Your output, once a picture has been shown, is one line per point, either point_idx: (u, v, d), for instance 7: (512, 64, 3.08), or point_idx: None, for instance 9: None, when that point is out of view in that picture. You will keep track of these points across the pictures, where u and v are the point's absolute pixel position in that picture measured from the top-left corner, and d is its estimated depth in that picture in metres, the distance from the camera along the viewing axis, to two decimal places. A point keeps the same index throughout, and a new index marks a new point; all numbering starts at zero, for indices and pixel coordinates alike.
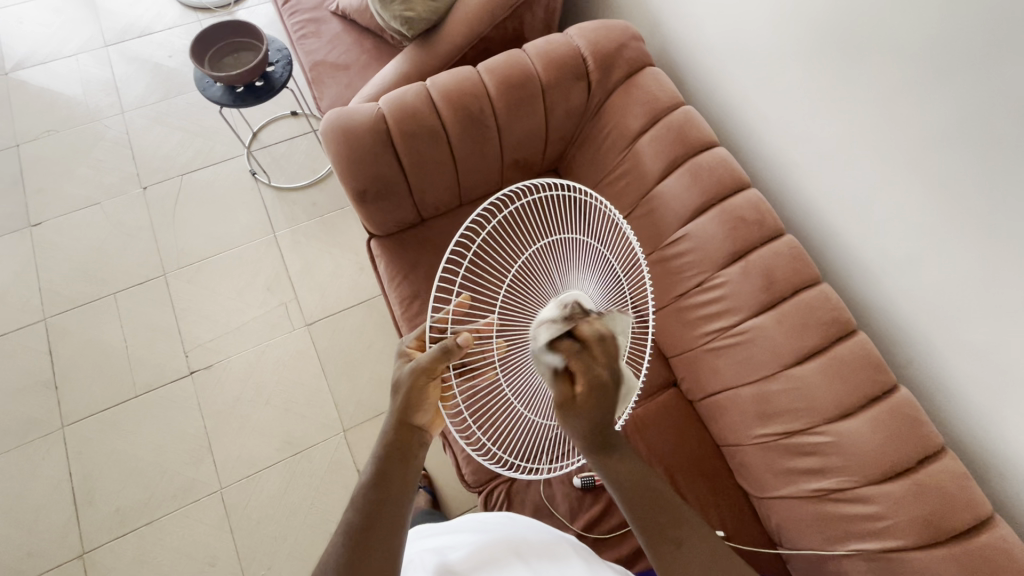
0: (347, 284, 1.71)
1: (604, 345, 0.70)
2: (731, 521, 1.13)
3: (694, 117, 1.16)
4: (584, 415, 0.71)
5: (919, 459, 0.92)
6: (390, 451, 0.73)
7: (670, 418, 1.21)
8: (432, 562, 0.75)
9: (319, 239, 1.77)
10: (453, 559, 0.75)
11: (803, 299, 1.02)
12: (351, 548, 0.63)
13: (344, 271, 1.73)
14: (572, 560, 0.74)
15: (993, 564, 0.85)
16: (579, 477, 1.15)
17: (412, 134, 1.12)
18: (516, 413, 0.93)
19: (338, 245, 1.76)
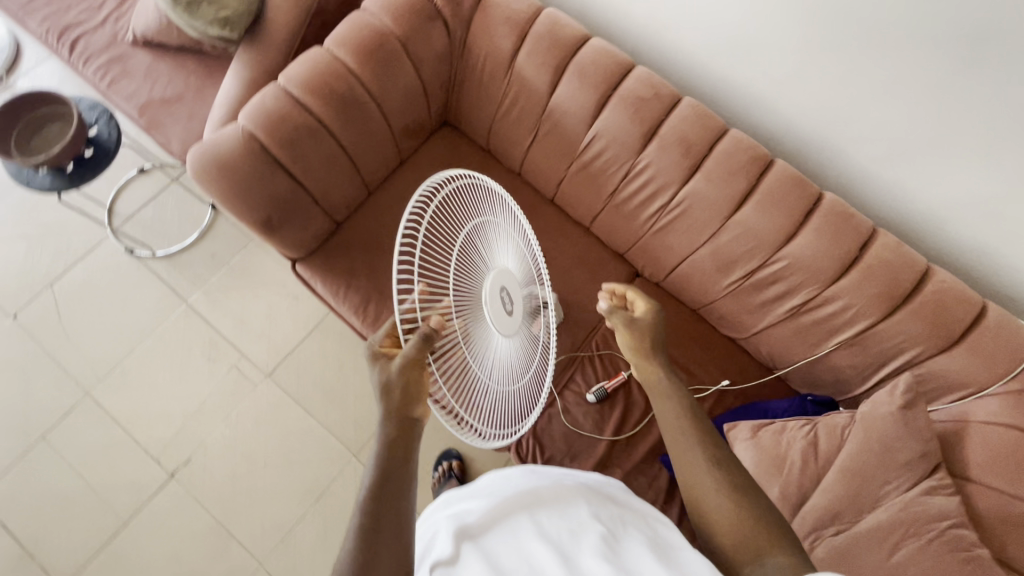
0: (289, 319, 1.61)
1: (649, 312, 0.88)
2: (731, 367, 1.24)
3: (559, 16, 1.13)
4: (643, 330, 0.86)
5: (861, 247, 1.02)
6: (392, 449, 0.72)
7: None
8: (443, 523, 0.70)
9: (237, 288, 1.63)
10: (468, 518, 0.69)
11: (720, 151, 1.06)
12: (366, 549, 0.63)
13: (279, 307, 1.62)
14: (591, 524, 0.64)
15: (945, 305, 0.98)
16: (591, 393, 1.20)
17: (293, 139, 1.02)
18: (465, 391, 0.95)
19: (260, 285, 1.64)
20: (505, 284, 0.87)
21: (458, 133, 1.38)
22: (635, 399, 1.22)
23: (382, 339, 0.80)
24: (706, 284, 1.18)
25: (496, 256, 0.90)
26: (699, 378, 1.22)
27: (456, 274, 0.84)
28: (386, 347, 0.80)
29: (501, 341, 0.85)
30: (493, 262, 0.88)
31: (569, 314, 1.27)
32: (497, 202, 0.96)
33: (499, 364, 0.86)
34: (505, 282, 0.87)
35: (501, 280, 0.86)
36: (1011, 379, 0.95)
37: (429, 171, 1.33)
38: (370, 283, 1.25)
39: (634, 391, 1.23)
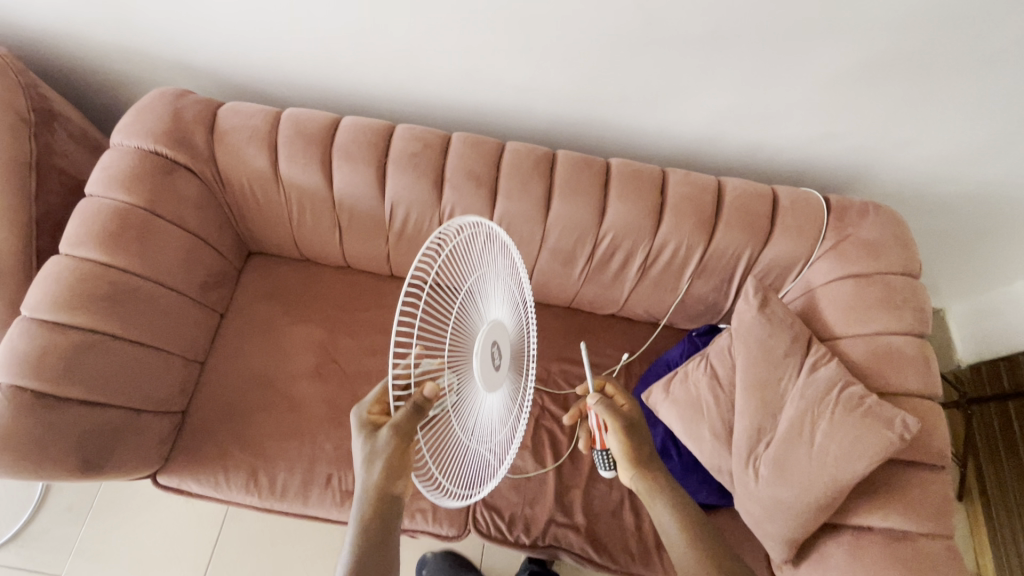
0: (190, 540, 1.34)
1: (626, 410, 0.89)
2: (623, 339, 1.29)
3: (298, 114, 1.09)
4: (634, 425, 0.86)
5: (660, 192, 1.10)
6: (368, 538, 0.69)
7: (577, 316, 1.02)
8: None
9: (111, 542, 1.33)
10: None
11: (507, 168, 1.09)
12: None
13: (174, 531, 1.35)
14: None
15: (747, 206, 1.09)
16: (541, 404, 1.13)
17: (70, 371, 0.88)
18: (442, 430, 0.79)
19: (139, 522, 1.35)
20: (496, 337, 0.72)
21: (267, 256, 1.29)
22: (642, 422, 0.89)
23: (371, 406, 0.74)
24: (561, 282, 1.21)
25: (489, 306, 0.76)
26: (603, 364, 1.26)
27: (450, 328, 0.74)
28: (376, 414, 0.74)
29: (484, 399, 0.73)
30: (486, 314, 0.75)
31: None
32: (494, 251, 0.78)
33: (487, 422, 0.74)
34: (498, 336, 0.73)
35: (494, 333, 0.72)
36: (823, 240, 1.08)
37: (254, 307, 1.23)
38: (247, 454, 1.12)
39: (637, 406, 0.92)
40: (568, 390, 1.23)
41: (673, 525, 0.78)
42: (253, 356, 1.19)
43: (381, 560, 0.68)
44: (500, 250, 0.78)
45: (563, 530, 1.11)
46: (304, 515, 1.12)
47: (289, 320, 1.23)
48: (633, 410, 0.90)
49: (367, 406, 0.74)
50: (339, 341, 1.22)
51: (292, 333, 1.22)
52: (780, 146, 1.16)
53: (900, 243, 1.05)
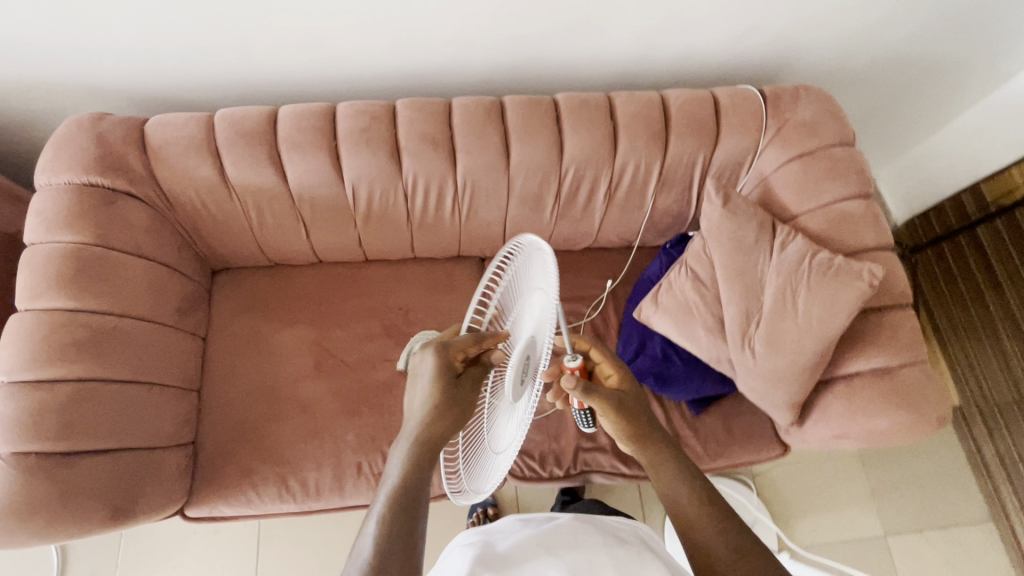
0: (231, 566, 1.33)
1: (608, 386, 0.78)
2: (604, 268, 1.34)
3: (231, 113, 1.04)
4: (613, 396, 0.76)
5: (610, 116, 1.13)
6: (424, 461, 0.70)
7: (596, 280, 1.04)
8: (464, 551, 0.72)
9: None
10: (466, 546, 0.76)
11: (459, 124, 1.09)
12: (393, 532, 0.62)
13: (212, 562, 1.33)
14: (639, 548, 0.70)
15: (692, 113, 1.14)
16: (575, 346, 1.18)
17: (67, 424, 0.84)
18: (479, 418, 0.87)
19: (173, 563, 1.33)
20: (527, 356, 0.69)
21: (234, 270, 1.25)
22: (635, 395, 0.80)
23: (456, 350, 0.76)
24: (535, 226, 1.23)
25: (530, 323, 0.72)
26: (591, 295, 1.31)
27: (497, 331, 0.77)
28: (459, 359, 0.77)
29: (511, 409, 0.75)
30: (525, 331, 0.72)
31: None
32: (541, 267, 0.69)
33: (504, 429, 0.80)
34: (530, 354, 0.68)
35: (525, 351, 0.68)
36: (766, 129, 1.14)
37: (235, 323, 1.20)
38: (272, 464, 1.11)
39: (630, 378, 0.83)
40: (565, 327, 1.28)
41: (675, 499, 0.70)
42: (249, 371, 1.17)
43: (414, 501, 0.66)
44: (542, 269, 0.68)
45: (591, 453, 1.18)
46: (344, 506, 1.14)
47: (276, 326, 1.21)
48: (622, 385, 0.81)
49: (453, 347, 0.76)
50: (332, 335, 1.21)
51: (283, 338, 1.20)
52: (708, 51, 1.21)
53: (832, 117, 1.14)
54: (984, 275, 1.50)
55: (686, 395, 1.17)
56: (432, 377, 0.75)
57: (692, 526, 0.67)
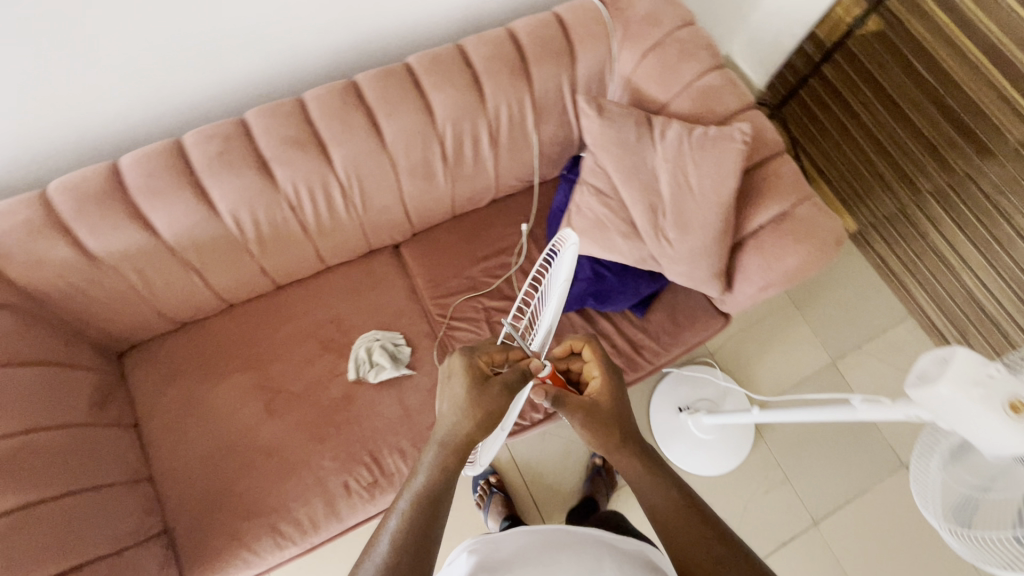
0: None
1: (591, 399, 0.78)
2: (515, 214, 1.35)
3: (67, 181, 0.94)
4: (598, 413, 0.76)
5: (466, 64, 1.12)
6: (449, 473, 0.70)
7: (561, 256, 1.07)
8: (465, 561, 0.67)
9: None
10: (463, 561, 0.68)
11: (318, 118, 1.04)
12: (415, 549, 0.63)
13: None
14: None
15: (542, 37, 1.15)
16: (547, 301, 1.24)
17: (5, 560, 0.77)
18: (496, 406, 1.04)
19: None
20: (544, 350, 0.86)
21: (142, 345, 1.17)
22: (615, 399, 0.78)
23: (480, 354, 0.77)
24: (434, 196, 1.22)
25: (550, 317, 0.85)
26: (511, 244, 1.33)
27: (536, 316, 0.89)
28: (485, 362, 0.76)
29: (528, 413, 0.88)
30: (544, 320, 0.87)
31: (399, 323, 1.25)
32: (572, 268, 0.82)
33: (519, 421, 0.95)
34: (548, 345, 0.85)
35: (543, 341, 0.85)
36: (614, 33, 1.17)
37: (165, 398, 1.13)
38: (257, 519, 1.07)
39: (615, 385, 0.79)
40: (497, 282, 1.30)
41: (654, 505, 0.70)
42: (197, 438, 1.11)
43: (436, 509, 0.67)
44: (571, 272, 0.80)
45: None
46: (346, 528, 1.12)
47: (212, 384, 1.15)
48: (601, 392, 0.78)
49: (480, 352, 0.77)
50: (273, 372, 1.17)
51: (222, 394, 1.14)
52: None
53: (668, 3, 1.19)
54: (843, 109, 1.66)
55: (627, 301, 1.25)
56: (464, 379, 0.73)
57: (666, 527, 0.67)
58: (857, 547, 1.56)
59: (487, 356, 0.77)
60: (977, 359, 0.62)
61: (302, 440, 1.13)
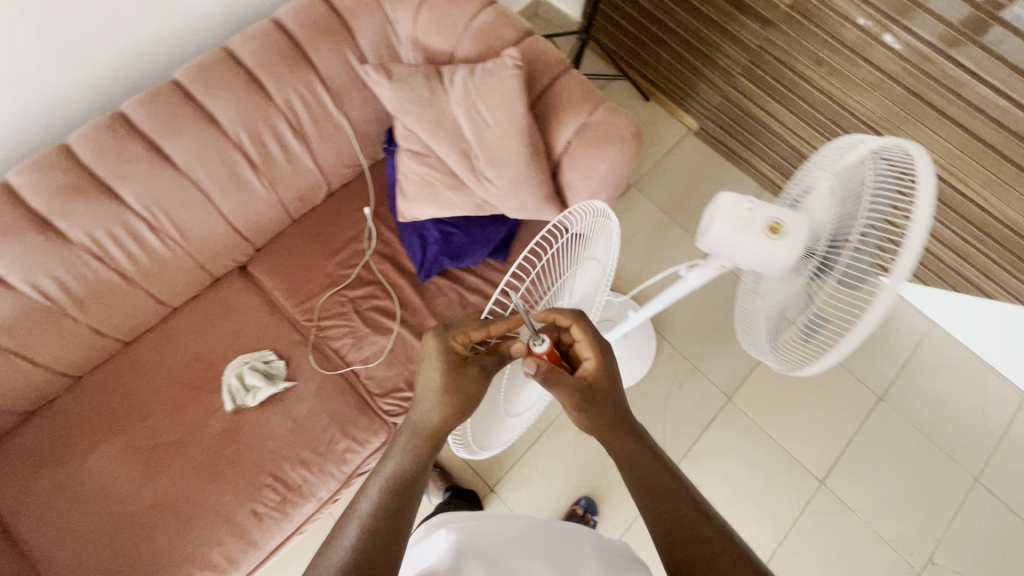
0: None
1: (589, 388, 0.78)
2: (356, 200, 1.34)
3: None
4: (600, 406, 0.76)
5: (236, 64, 1.09)
6: (421, 459, 0.75)
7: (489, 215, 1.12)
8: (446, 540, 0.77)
9: None
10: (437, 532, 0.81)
11: (91, 158, 1.00)
12: (389, 521, 0.66)
13: None
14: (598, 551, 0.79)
15: (308, 18, 1.13)
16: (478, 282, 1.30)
17: None
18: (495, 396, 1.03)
19: None
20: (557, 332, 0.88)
21: None
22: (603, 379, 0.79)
23: (459, 334, 0.83)
24: (258, 204, 1.19)
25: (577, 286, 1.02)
26: (359, 230, 1.33)
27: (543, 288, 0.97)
28: (461, 343, 0.83)
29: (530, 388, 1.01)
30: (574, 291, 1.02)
31: (267, 340, 1.23)
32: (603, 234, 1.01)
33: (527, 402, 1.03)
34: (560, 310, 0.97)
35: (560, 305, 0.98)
36: None
37: (30, 492, 1.06)
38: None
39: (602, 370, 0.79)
40: (355, 270, 1.30)
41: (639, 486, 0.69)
42: (76, 521, 1.05)
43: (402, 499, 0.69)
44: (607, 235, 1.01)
45: None
46: (265, 553, 1.12)
47: (78, 463, 1.09)
48: (592, 373, 0.79)
49: (460, 329, 0.83)
50: (143, 429, 1.12)
51: (92, 468, 1.08)
52: None
53: None
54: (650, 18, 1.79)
55: (483, 251, 1.27)
56: (438, 361, 0.81)
57: (660, 509, 0.66)
58: (766, 405, 1.72)
59: (461, 333, 0.83)
60: (735, 198, 0.78)
61: (190, 487, 1.10)
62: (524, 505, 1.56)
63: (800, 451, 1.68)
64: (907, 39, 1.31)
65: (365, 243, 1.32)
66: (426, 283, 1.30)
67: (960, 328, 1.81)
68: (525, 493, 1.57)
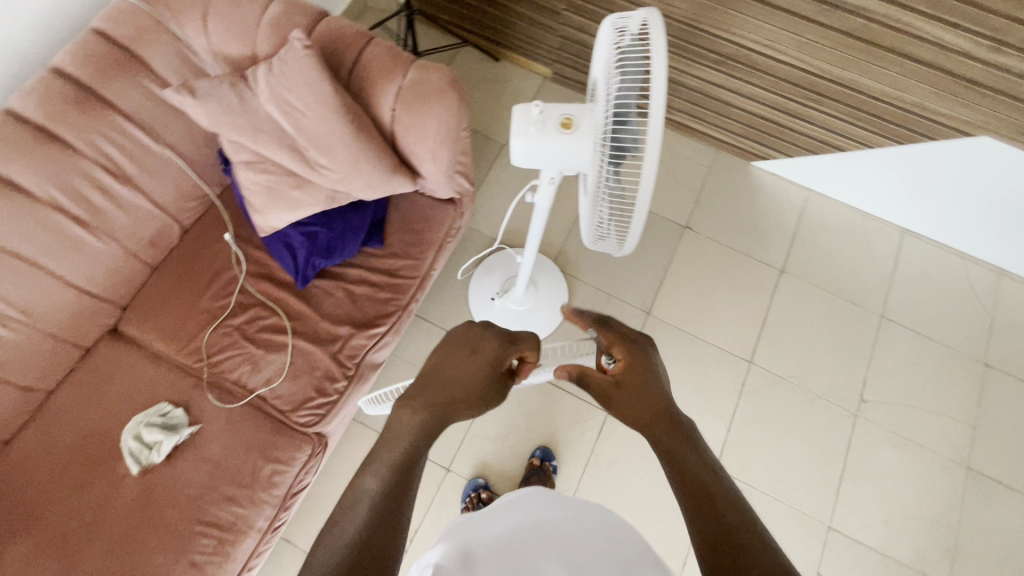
0: None
1: (626, 376, 0.78)
2: (213, 229, 1.31)
3: None
4: (631, 392, 0.75)
5: (24, 123, 1.05)
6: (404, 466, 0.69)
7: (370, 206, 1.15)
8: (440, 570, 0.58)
9: None
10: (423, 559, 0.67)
11: None
12: (389, 536, 0.62)
13: None
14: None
15: (88, 57, 1.09)
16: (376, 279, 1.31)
17: None
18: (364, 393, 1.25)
19: None
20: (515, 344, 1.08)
21: None
22: (639, 375, 0.77)
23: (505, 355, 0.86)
24: (99, 260, 1.17)
25: None
26: (225, 257, 1.30)
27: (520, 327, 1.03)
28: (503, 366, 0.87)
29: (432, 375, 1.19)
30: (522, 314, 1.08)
31: (156, 393, 1.18)
32: None
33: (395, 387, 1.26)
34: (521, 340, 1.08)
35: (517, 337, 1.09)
36: (162, 18, 1.15)
37: None
38: None
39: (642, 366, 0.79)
40: (232, 298, 1.27)
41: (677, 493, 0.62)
42: None
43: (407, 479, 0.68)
44: None
45: (345, 348, 1.27)
46: None
47: None
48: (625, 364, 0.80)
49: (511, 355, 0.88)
50: (43, 522, 1.06)
51: None
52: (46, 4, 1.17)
53: None
54: None
55: (354, 241, 1.27)
56: (480, 361, 0.84)
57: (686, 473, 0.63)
58: (683, 309, 1.79)
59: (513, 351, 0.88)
60: (524, 108, 0.81)
61: (111, 563, 1.04)
62: (483, 472, 1.58)
63: (724, 341, 1.76)
64: None
65: (234, 268, 1.29)
66: (308, 289, 1.28)
67: (833, 187, 1.93)
68: (480, 461, 1.59)
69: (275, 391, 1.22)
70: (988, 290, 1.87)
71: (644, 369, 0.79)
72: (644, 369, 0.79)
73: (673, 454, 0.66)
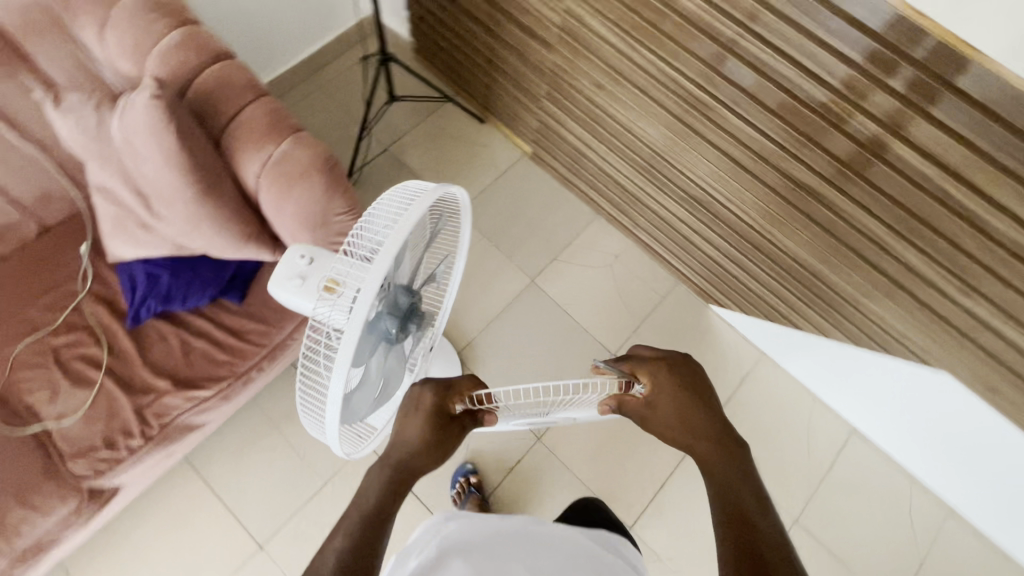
0: None
1: (660, 389, 0.72)
2: (73, 237, 1.25)
3: None
4: (666, 403, 0.71)
5: None
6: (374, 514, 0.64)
7: (313, 237, 1.01)
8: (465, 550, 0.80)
9: None
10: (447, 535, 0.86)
11: None
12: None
13: None
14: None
15: None
16: (220, 337, 1.20)
17: None
18: (148, 456, 1.15)
19: None
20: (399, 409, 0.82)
21: None
22: (675, 398, 0.71)
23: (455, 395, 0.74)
24: None
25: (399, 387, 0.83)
26: (73, 268, 1.22)
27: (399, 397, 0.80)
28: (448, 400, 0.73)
29: None
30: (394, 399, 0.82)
31: None
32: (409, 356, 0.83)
33: (165, 451, 1.18)
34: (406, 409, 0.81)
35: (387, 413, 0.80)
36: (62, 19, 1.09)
37: None
38: None
39: (678, 383, 0.72)
40: (60, 314, 1.18)
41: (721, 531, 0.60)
42: None
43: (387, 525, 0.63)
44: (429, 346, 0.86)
45: (156, 403, 1.14)
46: None
47: None
48: (662, 376, 0.73)
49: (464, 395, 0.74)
50: None
51: None
52: None
53: None
54: (458, 38, 1.74)
55: (202, 294, 1.16)
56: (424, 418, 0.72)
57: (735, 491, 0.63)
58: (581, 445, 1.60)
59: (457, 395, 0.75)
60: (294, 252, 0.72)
61: None
62: (291, 563, 1.38)
63: (613, 492, 1.52)
64: (675, 76, 1.24)
65: (76, 282, 1.21)
66: (140, 326, 1.18)
67: (790, 359, 1.71)
68: None
69: (60, 427, 1.12)
70: (931, 528, 1.60)
71: (681, 390, 0.72)
72: (685, 383, 0.73)
73: (728, 486, 0.64)
